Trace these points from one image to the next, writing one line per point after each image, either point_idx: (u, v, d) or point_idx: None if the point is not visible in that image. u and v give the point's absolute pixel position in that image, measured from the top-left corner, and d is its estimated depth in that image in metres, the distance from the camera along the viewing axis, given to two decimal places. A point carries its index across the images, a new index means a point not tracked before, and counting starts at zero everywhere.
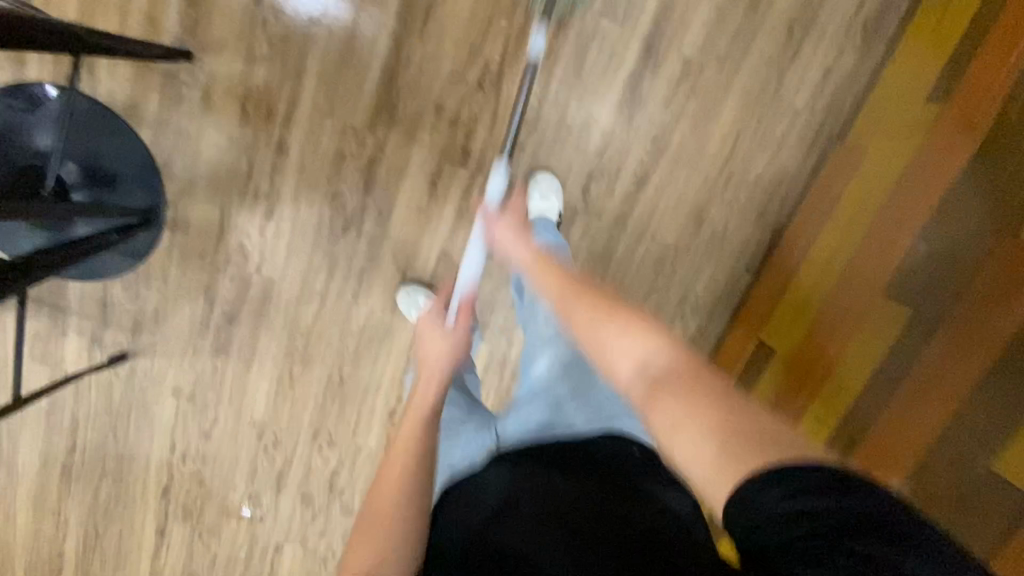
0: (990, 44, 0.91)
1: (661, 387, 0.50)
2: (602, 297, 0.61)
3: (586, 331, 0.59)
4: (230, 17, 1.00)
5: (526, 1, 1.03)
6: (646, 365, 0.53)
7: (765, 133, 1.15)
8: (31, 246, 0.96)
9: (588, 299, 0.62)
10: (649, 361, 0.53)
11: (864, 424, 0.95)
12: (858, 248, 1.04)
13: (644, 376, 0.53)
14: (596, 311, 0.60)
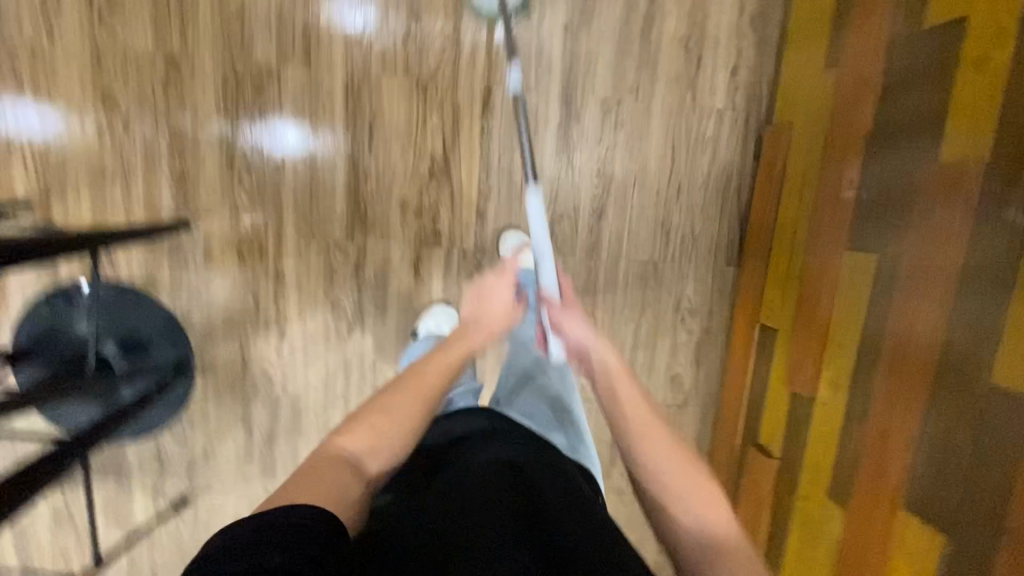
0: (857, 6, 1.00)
1: (725, 562, 0.62)
2: (692, 460, 0.71)
3: (667, 484, 0.69)
4: (210, 183, 1.16)
5: (451, 94, 1.17)
6: (710, 535, 0.65)
7: (698, 138, 1.24)
8: (87, 419, 1.09)
9: (679, 455, 0.71)
10: (714, 531, 0.65)
11: (867, 376, 0.92)
12: (813, 213, 1.08)
13: (708, 544, 0.65)
14: (683, 467, 0.70)
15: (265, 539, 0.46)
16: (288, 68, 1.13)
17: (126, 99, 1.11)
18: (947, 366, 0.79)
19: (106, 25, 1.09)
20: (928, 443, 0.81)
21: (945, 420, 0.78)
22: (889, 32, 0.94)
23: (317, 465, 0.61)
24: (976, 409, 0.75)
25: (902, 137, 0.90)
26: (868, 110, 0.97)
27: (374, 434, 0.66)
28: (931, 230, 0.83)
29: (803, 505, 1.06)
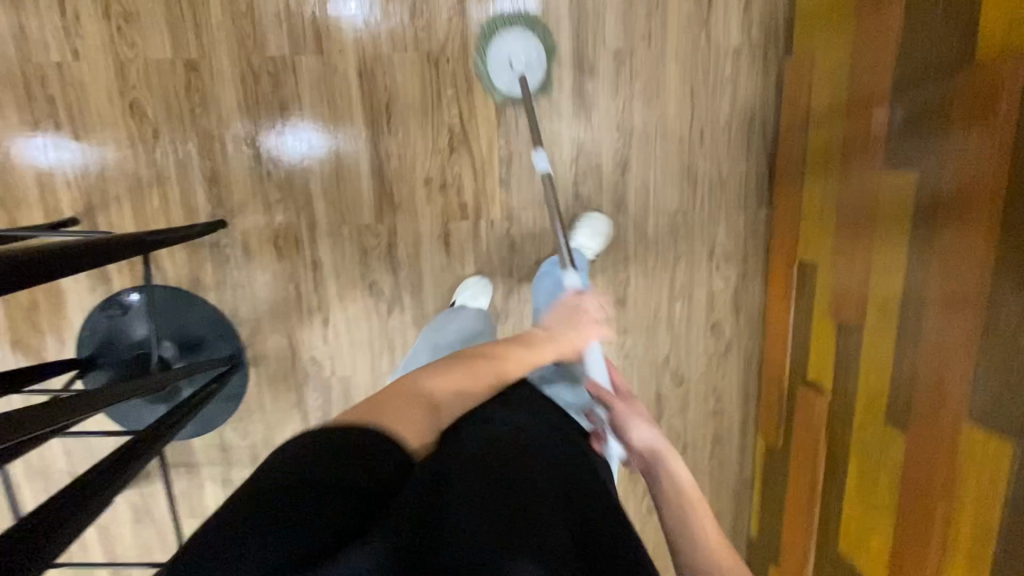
0: None
1: None
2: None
3: None
4: (242, 181, 1.19)
5: (462, 66, 1.18)
6: None
7: (716, 79, 1.22)
8: (155, 415, 1.15)
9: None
10: None
11: (917, 297, 0.90)
12: (844, 140, 1.05)
13: None
14: None
15: (338, 456, 0.49)
16: (302, 58, 1.15)
17: (153, 108, 1.15)
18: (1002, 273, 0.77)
19: (125, 36, 1.12)
20: (989, 351, 0.79)
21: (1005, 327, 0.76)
22: None
23: (396, 397, 0.59)
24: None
25: (932, 45, 0.87)
26: (894, 23, 0.93)
27: (450, 392, 0.64)
28: (973, 135, 0.80)
29: (860, 435, 1.05)
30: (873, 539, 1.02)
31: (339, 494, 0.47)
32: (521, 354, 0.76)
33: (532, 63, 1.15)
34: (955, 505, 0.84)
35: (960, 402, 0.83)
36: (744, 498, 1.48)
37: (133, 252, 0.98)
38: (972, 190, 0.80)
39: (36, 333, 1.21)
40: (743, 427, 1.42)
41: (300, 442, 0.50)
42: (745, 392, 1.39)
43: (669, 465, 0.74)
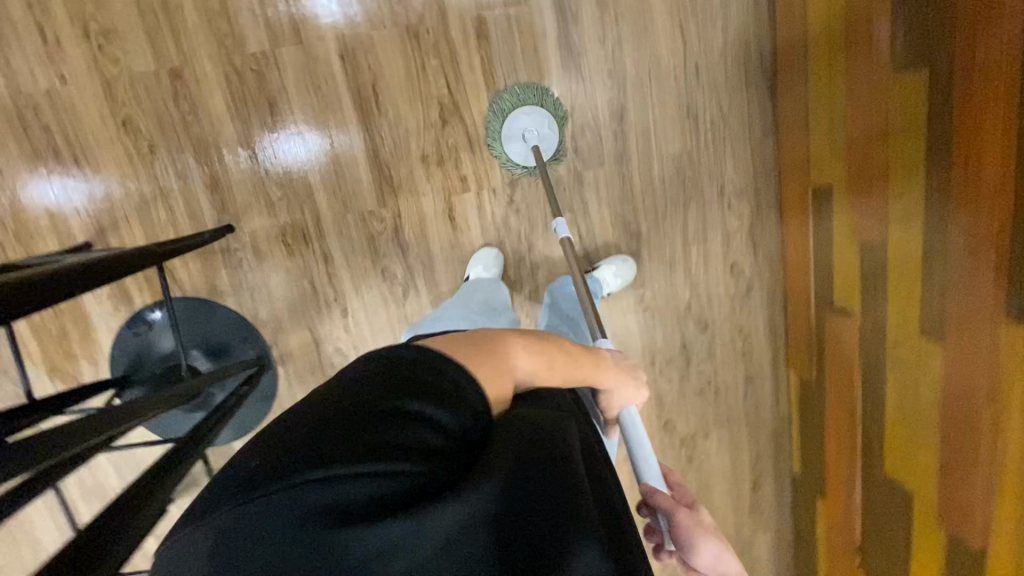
0: None
1: None
2: None
3: None
4: (242, 183, 1.19)
5: (443, 35, 1.16)
6: None
7: (705, 10, 1.17)
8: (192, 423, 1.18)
9: None
10: None
11: (939, 203, 0.87)
12: (846, 52, 1.01)
13: None
14: None
15: (422, 372, 0.54)
16: (283, 50, 1.14)
17: (145, 122, 1.15)
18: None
19: (106, 53, 1.11)
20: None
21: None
22: None
23: (493, 353, 0.62)
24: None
25: None
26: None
27: (531, 369, 0.67)
28: (983, 24, 0.76)
29: (896, 354, 1.02)
30: (921, 455, 1.00)
31: (421, 404, 0.51)
32: (589, 371, 0.74)
33: (545, 134, 1.18)
34: (1006, 406, 0.82)
35: (998, 298, 0.80)
36: (783, 435, 1.47)
37: (136, 268, 0.96)
38: (988, 71, 0.76)
39: (69, 359, 1.25)
40: (773, 364, 1.40)
41: (390, 350, 0.55)
42: (771, 329, 1.38)
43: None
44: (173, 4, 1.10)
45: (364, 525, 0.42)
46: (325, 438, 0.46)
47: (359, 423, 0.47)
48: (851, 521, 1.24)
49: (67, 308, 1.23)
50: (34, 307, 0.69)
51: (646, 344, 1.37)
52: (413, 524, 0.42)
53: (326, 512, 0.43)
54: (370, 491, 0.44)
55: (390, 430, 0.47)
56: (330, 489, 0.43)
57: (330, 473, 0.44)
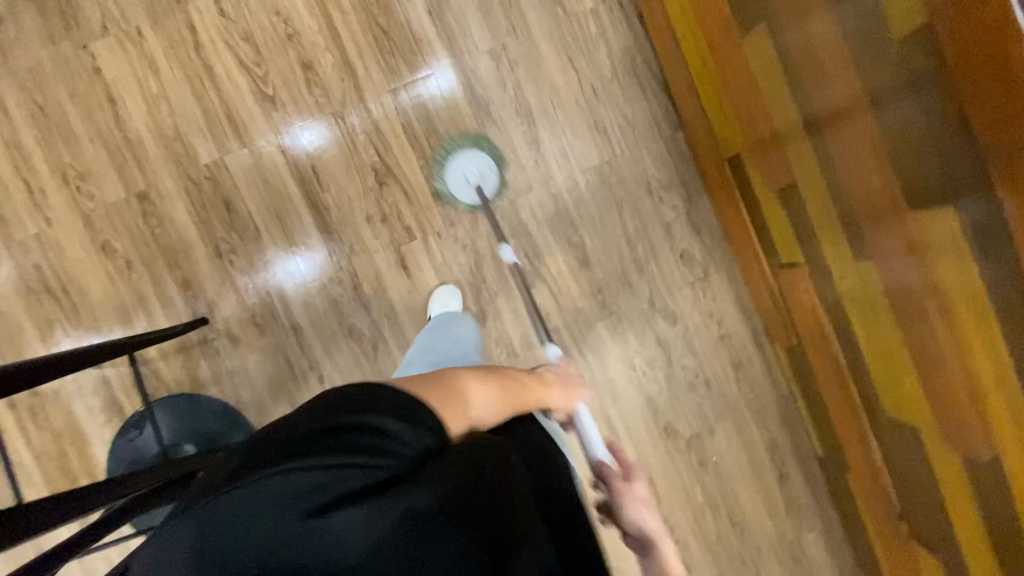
0: None
1: None
2: None
3: None
4: (210, 277, 1.30)
5: (365, 112, 1.31)
6: None
7: (587, 40, 1.33)
8: None
9: None
10: None
11: (818, 129, 0.93)
12: (707, 37, 1.14)
13: None
14: None
15: (390, 399, 0.54)
16: (231, 156, 1.30)
17: (121, 242, 1.29)
18: (857, 50, 0.80)
19: (83, 193, 1.28)
20: (884, 119, 0.79)
21: (882, 95, 0.78)
22: None
23: (439, 384, 0.65)
24: (890, 56, 0.75)
25: None
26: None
27: (492, 401, 0.71)
28: None
29: (844, 283, 1.02)
30: (905, 379, 0.95)
31: (386, 419, 0.52)
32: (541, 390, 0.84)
33: (484, 172, 1.32)
34: (941, 287, 0.80)
35: (893, 188, 0.82)
36: (792, 415, 1.39)
37: (80, 369, 0.95)
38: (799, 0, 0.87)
39: (70, 479, 1.29)
40: (755, 341, 1.38)
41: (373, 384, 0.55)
42: (742, 308, 1.37)
43: (661, 554, 0.77)
44: (136, 139, 1.29)
45: (331, 516, 0.47)
46: (293, 443, 0.49)
47: (327, 433, 0.49)
48: (882, 485, 1.15)
49: (65, 429, 1.29)
50: (39, 380, 0.84)
51: (621, 349, 1.36)
52: (371, 514, 0.47)
53: (294, 503, 0.47)
54: (337, 488, 0.48)
55: (354, 439, 0.50)
56: (298, 484, 0.47)
57: (295, 469, 0.47)
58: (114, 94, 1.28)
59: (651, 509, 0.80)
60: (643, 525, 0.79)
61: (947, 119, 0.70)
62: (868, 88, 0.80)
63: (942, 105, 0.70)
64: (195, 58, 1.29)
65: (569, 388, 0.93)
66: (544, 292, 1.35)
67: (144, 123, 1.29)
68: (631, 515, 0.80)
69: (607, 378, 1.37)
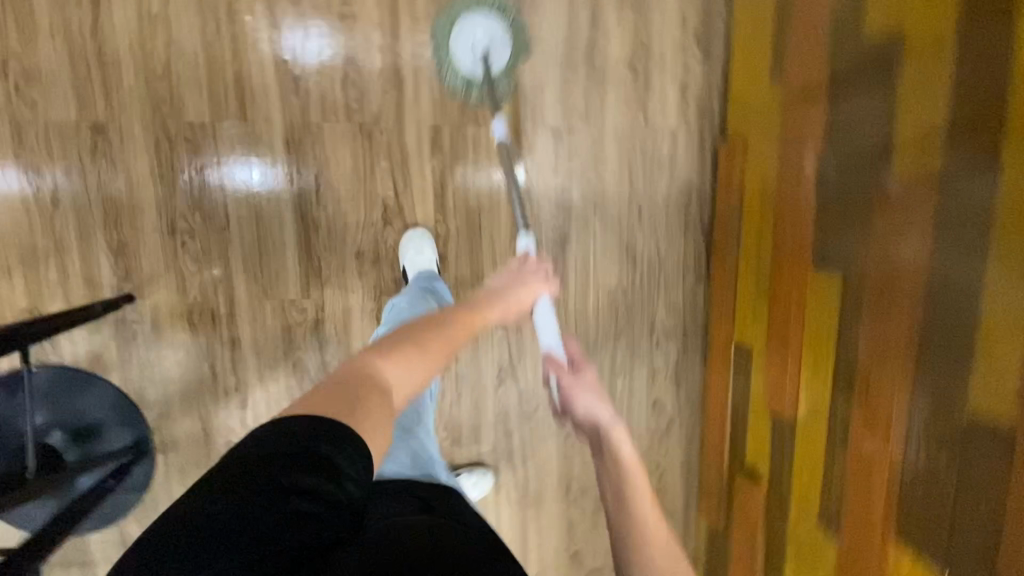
0: (796, 33, 0.99)
1: None
2: None
3: None
4: (153, 253, 1.10)
5: (397, 139, 1.13)
6: None
7: (654, 158, 1.23)
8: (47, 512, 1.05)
9: None
10: None
11: (845, 408, 0.90)
12: (774, 234, 1.06)
13: None
14: None
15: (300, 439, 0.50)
16: (224, 125, 1.08)
17: (53, 172, 1.05)
18: (944, 263, 0.74)
19: (22, 95, 1.02)
20: (917, 453, 0.78)
21: (942, 324, 0.74)
22: (830, 57, 0.92)
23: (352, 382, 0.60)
24: (978, 292, 0.70)
25: (863, 150, 0.86)
26: (821, 75, 0.94)
27: (410, 370, 0.67)
28: (888, 245, 0.82)
29: (797, 533, 1.02)
30: None
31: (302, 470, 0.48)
32: (474, 318, 0.85)
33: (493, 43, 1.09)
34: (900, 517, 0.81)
35: (897, 426, 0.80)
36: None
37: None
38: (910, 181, 0.78)
39: None
40: (687, 505, 1.38)
41: (278, 426, 0.51)
42: (688, 469, 1.37)
43: (609, 436, 0.76)
44: (109, 58, 1.03)
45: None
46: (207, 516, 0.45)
47: (252, 492, 0.46)
48: None
49: None
50: None
51: (562, 470, 1.33)
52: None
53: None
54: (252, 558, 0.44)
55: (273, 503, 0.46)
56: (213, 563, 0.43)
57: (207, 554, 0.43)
58: None
59: (592, 381, 0.81)
60: (591, 408, 0.78)
61: (1003, 379, 0.67)
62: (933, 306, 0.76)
63: (990, 473, 0.69)
64: None
65: (521, 280, 0.96)
66: (510, 392, 1.28)
67: (128, 42, 1.03)
68: (582, 405, 0.79)
69: (538, 493, 1.33)
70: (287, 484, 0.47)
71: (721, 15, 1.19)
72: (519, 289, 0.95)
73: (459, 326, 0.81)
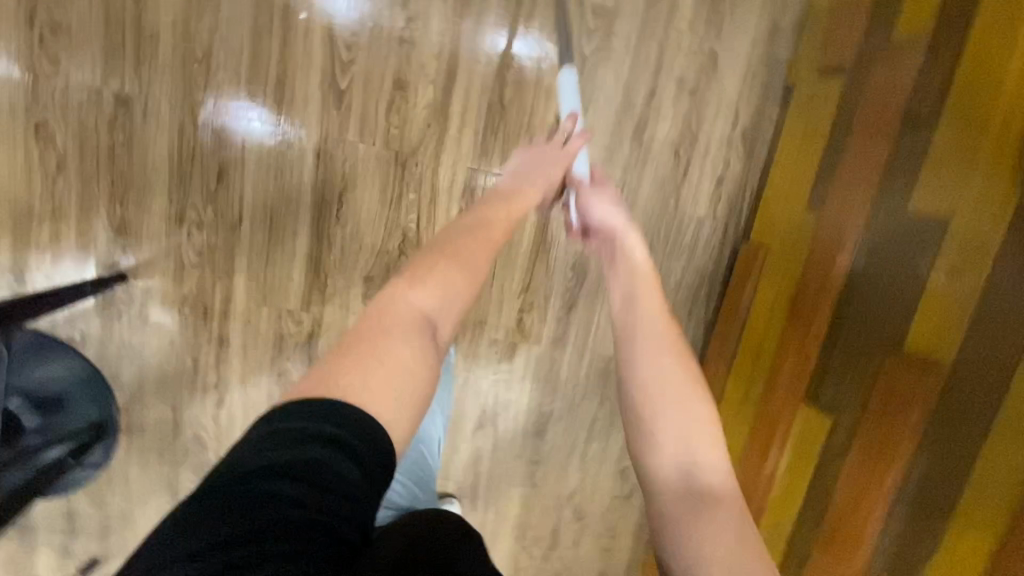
0: (844, 173, 1.01)
1: None
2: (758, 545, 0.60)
3: None
4: (156, 236, 1.06)
5: (430, 173, 1.10)
6: None
7: (675, 242, 1.25)
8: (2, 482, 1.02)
9: None
10: None
11: (806, 544, 0.94)
12: (775, 354, 1.09)
13: None
14: None
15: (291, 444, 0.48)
16: (256, 123, 1.04)
17: (64, 134, 1.00)
18: (935, 451, 0.77)
19: (47, 49, 0.97)
20: None
21: (919, 504, 0.77)
22: (872, 214, 0.94)
23: (380, 327, 0.64)
24: (962, 475, 0.73)
25: (885, 316, 0.88)
26: (856, 227, 0.96)
27: (436, 294, 0.71)
28: (886, 412, 0.84)
29: None
30: None
31: (288, 482, 0.46)
32: (501, 208, 0.86)
33: None
34: None
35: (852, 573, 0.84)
36: None
37: None
38: (928, 341, 0.80)
39: None
40: None
41: (268, 424, 0.50)
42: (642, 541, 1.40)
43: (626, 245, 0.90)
44: (149, 31, 0.98)
45: None
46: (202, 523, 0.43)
47: (229, 521, 0.43)
48: None
49: None
50: None
51: (521, 518, 1.35)
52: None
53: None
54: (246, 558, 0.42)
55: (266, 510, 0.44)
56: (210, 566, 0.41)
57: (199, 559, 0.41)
58: None
59: (606, 197, 0.94)
60: (610, 213, 0.93)
61: (970, 551, 0.70)
62: (919, 465, 0.78)
63: None
64: None
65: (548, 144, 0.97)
66: (487, 435, 1.30)
67: (170, 18, 0.98)
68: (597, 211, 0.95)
69: (493, 534, 1.36)
70: (275, 494, 0.45)
71: (771, 121, 1.21)
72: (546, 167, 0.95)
73: (483, 231, 0.82)
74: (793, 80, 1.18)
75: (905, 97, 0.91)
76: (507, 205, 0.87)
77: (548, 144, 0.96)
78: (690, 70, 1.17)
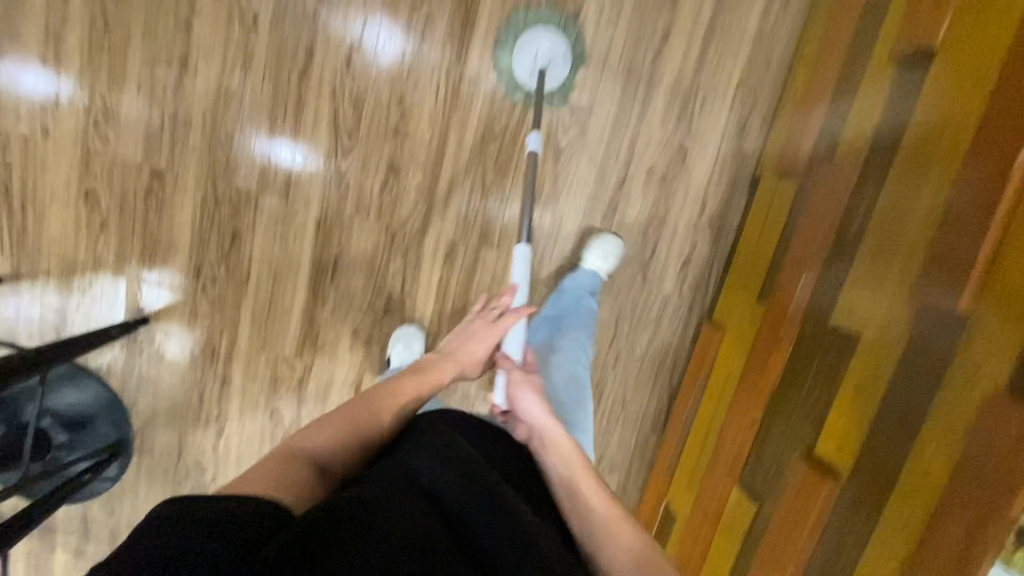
0: (785, 271, 1.08)
1: None
2: None
3: None
4: (175, 287, 1.22)
5: (416, 243, 1.23)
6: None
7: (642, 316, 1.34)
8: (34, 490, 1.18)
9: None
10: None
11: None
12: (720, 430, 1.16)
13: None
14: None
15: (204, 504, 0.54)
16: (266, 196, 1.20)
17: (107, 200, 1.18)
18: (829, 542, 0.82)
19: (99, 130, 1.16)
20: None
21: None
22: (805, 313, 1.00)
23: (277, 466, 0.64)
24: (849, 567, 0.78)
25: (804, 412, 0.94)
26: (792, 323, 1.02)
27: (341, 440, 0.71)
28: (797, 501, 0.90)
29: None
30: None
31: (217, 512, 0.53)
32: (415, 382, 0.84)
33: (556, 60, 1.17)
34: None
35: None
36: None
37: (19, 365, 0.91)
38: (838, 437, 0.85)
39: None
40: None
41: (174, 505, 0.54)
42: None
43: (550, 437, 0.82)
44: (183, 119, 1.16)
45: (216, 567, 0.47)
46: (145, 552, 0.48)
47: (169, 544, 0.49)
48: None
49: None
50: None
51: None
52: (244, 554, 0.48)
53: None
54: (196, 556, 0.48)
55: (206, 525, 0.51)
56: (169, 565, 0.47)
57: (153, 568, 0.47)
58: (190, 62, 1.14)
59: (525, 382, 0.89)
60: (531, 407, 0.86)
61: None
62: (820, 545, 0.84)
63: None
64: (294, 86, 1.16)
65: (468, 329, 0.96)
66: None
67: (202, 108, 1.16)
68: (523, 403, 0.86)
69: None
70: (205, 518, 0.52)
71: (736, 211, 1.30)
72: (472, 344, 0.94)
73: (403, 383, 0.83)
74: (759, 175, 1.27)
75: (839, 215, 0.98)
76: (416, 380, 0.84)
77: (477, 320, 0.97)
78: (660, 162, 1.27)
